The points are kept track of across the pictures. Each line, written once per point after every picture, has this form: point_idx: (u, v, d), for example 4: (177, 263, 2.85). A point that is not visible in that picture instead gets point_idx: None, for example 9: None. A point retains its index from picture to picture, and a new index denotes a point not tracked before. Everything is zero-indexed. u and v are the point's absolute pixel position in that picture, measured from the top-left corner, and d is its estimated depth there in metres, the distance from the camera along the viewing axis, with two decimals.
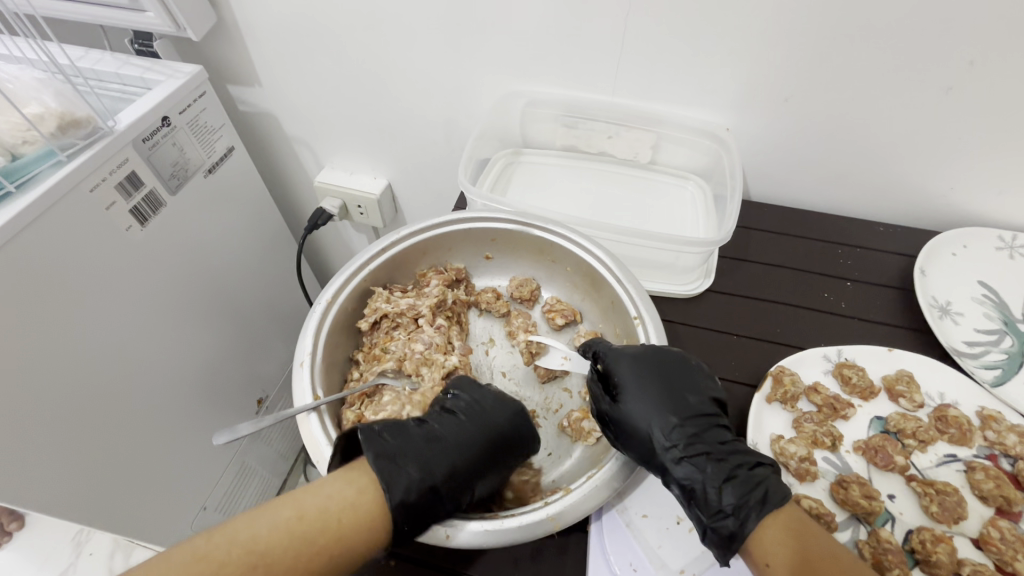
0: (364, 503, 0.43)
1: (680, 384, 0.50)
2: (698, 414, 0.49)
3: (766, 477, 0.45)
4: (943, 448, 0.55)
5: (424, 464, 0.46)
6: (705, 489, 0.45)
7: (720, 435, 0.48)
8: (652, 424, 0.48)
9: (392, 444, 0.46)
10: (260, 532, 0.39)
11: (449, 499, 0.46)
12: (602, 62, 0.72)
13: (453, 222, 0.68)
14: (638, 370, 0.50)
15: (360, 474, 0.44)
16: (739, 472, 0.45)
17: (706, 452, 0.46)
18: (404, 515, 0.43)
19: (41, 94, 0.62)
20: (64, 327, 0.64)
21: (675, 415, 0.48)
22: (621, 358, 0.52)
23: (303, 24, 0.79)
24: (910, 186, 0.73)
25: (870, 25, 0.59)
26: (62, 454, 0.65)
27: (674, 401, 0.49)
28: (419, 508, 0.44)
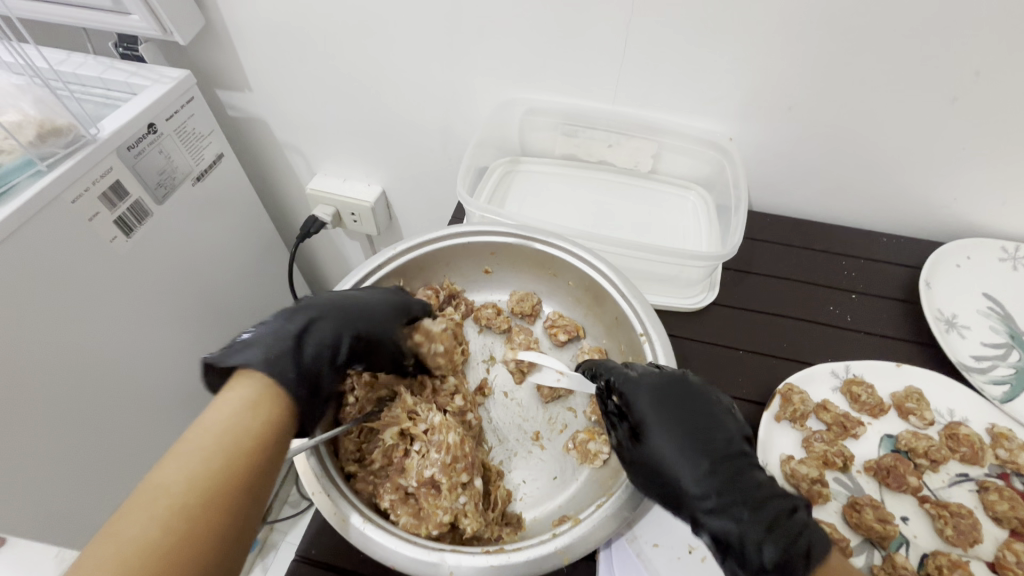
0: (244, 408, 0.41)
1: (703, 420, 0.47)
2: (728, 453, 0.46)
3: (808, 524, 0.41)
4: (954, 467, 0.54)
5: (276, 329, 0.48)
6: (741, 542, 0.41)
7: (755, 478, 0.45)
8: (678, 466, 0.45)
9: (235, 344, 0.46)
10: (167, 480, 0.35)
11: (320, 347, 0.49)
12: (603, 67, 0.70)
13: (451, 236, 0.66)
14: (659, 403, 0.48)
15: (234, 381, 0.43)
16: (778, 522, 0.41)
17: (741, 499, 0.43)
18: (282, 364, 0.45)
19: (19, 101, 0.60)
20: (43, 346, 0.61)
21: (703, 455, 0.45)
22: (640, 391, 0.49)
23: (293, 28, 0.76)
24: (913, 196, 0.72)
25: (876, 35, 0.58)
26: (39, 476, 0.62)
27: (699, 440, 0.46)
28: (298, 359, 0.46)
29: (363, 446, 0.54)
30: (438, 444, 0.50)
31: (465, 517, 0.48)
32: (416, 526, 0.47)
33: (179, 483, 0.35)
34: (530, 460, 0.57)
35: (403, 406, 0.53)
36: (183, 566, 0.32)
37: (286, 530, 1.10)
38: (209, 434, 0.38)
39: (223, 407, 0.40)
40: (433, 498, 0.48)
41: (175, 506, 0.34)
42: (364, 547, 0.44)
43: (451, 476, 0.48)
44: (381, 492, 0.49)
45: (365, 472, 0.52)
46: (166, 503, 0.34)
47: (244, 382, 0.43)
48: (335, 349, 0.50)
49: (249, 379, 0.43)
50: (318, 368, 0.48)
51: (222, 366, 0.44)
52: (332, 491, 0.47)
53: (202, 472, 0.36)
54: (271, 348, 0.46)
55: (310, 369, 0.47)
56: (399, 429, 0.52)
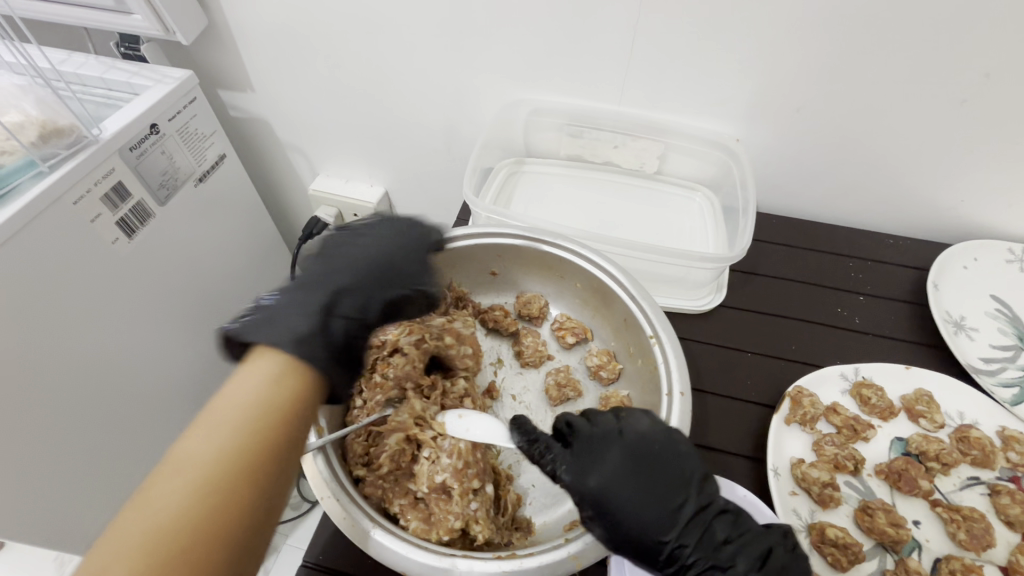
0: (271, 381, 0.40)
1: (662, 486, 0.43)
2: (694, 514, 0.43)
3: (783, 564, 0.41)
4: (965, 471, 0.54)
5: (298, 299, 0.46)
6: None
7: (722, 529, 0.43)
8: (652, 542, 0.42)
9: (260, 314, 0.45)
10: (203, 449, 0.36)
11: (345, 315, 0.47)
12: (609, 69, 0.70)
13: (458, 237, 0.66)
14: (613, 485, 0.43)
15: (253, 359, 0.42)
16: (754, 574, 0.41)
17: (716, 561, 0.41)
18: (306, 336, 0.43)
19: (21, 102, 0.60)
20: (45, 349, 0.60)
21: (670, 526, 0.42)
22: (591, 476, 0.43)
23: (297, 28, 0.76)
24: (920, 197, 0.72)
25: (884, 36, 0.57)
26: (40, 481, 0.61)
27: (665, 509, 0.42)
28: (325, 328, 0.45)
29: (371, 449, 0.52)
30: (449, 449, 0.49)
31: (475, 524, 0.48)
32: (426, 531, 0.47)
33: (207, 452, 0.36)
34: (540, 464, 0.57)
35: (412, 411, 0.53)
36: (210, 530, 0.34)
37: (288, 533, 1.10)
38: (238, 405, 0.38)
39: (253, 379, 0.40)
40: (444, 503, 0.48)
41: (210, 474, 0.35)
42: (375, 553, 0.43)
43: (463, 482, 0.48)
44: (390, 497, 0.49)
45: (373, 476, 0.51)
46: (195, 470, 0.35)
47: (259, 365, 0.41)
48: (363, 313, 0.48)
49: (265, 358, 0.42)
50: (350, 332, 0.47)
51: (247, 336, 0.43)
52: (341, 496, 0.46)
53: (230, 441, 0.37)
54: (297, 318, 0.44)
55: (344, 335, 0.46)
56: (405, 434, 0.52)
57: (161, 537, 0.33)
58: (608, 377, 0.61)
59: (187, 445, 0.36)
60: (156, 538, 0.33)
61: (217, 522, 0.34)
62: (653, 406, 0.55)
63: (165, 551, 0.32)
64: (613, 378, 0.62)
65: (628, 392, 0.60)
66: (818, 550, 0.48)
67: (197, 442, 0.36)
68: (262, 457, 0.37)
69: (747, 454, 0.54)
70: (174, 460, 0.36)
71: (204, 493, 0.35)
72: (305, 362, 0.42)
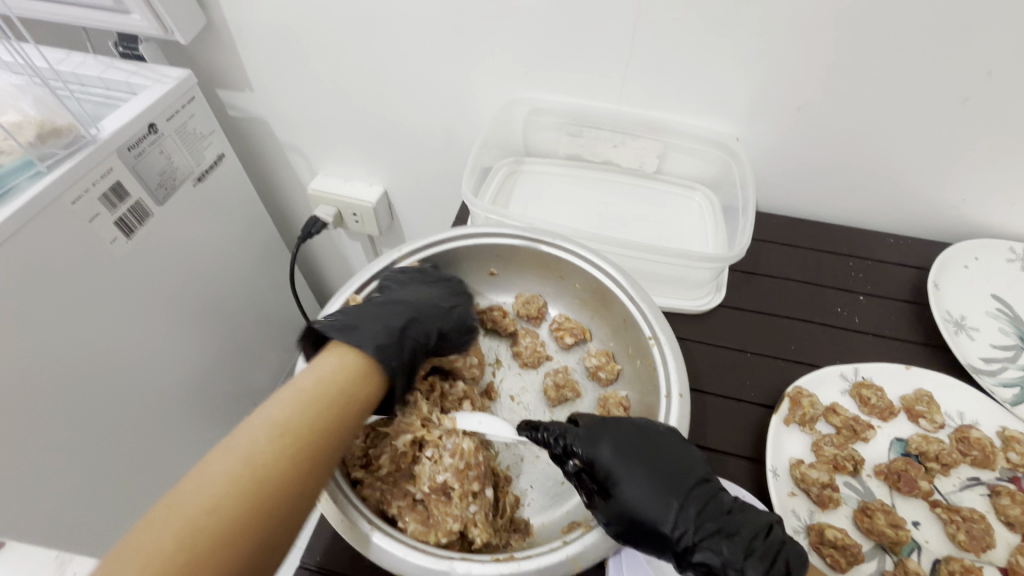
0: (344, 369, 0.47)
1: (666, 455, 0.45)
2: (695, 484, 0.44)
3: (784, 539, 0.41)
4: (966, 471, 0.54)
5: (383, 316, 0.53)
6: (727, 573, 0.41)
7: (723, 502, 0.43)
8: (655, 510, 0.43)
9: (346, 318, 0.51)
10: (275, 420, 0.41)
11: (415, 340, 0.53)
12: (609, 68, 0.70)
13: (457, 237, 0.65)
14: (624, 454, 0.45)
15: (332, 350, 0.49)
16: (755, 544, 0.41)
17: (718, 528, 0.42)
18: (387, 354, 0.50)
19: (20, 101, 0.59)
20: (43, 349, 0.60)
21: (674, 495, 0.43)
22: (600, 443, 0.47)
23: (296, 27, 0.76)
24: (920, 196, 0.72)
25: (885, 34, 0.57)
26: (41, 481, 0.61)
27: (668, 477, 0.44)
28: (399, 351, 0.51)
29: (369, 451, 0.53)
30: (451, 449, 0.50)
31: (475, 524, 0.47)
32: (424, 533, 0.47)
33: (289, 415, 0.42)
34: (538, 465, 0.56)
35: (419, 414, 0.53)
36: (268, 489, 0.38)
37: None
38: (317, 383, 0.45)
39: (323, 365, 0.46)
40: (443, 504, 0.48)
41: (280, 442, 0.40)
42: (373, 554, 0.43)
43: (463, 483, 0.48)
44: (388, 499, 0.49)
45: (372, 478, 0.51)
46: (277, 430, 0.41)
47: (341, 354, 0.48)
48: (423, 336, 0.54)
49: (348, 353, 0.48)
50: (412, 354, 0.53)
51: (333, 334, 0.49)
52: (338, 497, 0.46)
53: (310, 410, 0.43)
54: (374, 334, 0.50)
55: (409, 356, 0.52)
56: (413, 438, 0.51)
57: (245, 479, 0.37)
58: (606, 378, 0.61)
59: (271, 409, 0.42)
60: (240, 478, 0.37)
61: (293, 475, 0.39)
62: (651, 407, 0.55)
63: (247, 491, 0.37)
64: (612, 379, 0.61)
65: (627, 393, 0.60)
66: (817, 551, 0.48)
67: (278, 408, 0.42)
68: (333, 430, 0.43)
69: (747, 455, 0.54)
70: (259, 419, 0.41)
71: (284, 448, 0.40)
72: (379, 369, 0.49)
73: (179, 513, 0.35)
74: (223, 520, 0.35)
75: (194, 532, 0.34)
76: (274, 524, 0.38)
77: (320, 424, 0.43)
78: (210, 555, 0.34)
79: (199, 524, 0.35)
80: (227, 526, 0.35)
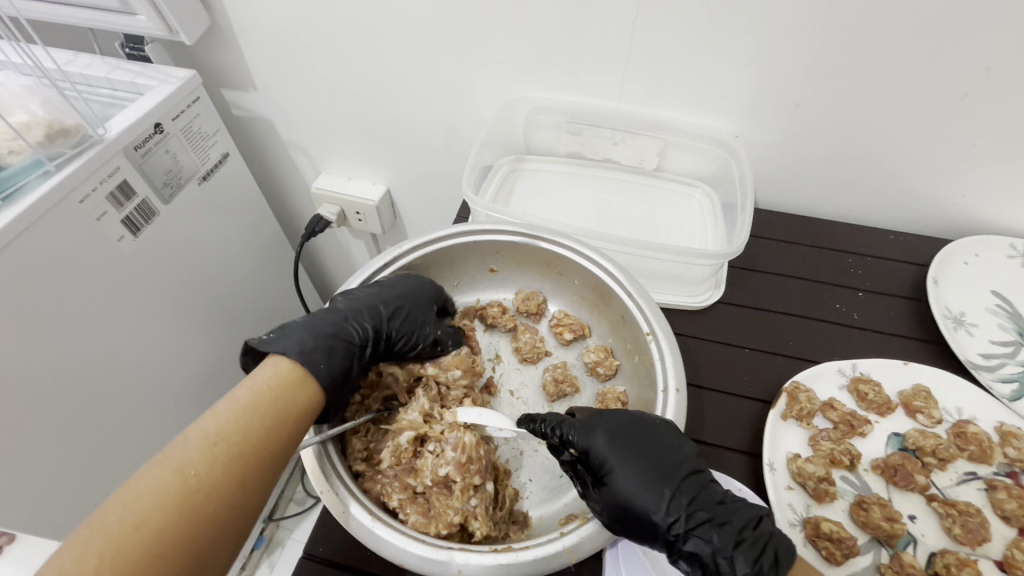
0: (280, 375, 0.48)
1: (658, 447, 0.45)
2: (688, 475, 0.45)
3: (773, 532, 0.42)
4: (963, 466, 0.54)
5: (313, 323, 0.53)
6: (716, 561, 0.41)
7: (715, 493, 0.44)
8: (646, 500, 0.44)
9: (277, 331, 0.52)
10: (207, 430, 0.43)
11: (349, 344, 0.53)
12: (609, 66, 0.70)
13: (457, 234, 0.66)
14: (617, 445, 0.46)
15: (268, 361, 0.50)
16: (745, 535, 0.42)
17: (709, 519, 0.42)
18: (314, 359, 0.50)
19: (28, 102, 0.60)
20: (52, 345, 0.61)
21: (666, 485, 0.44)
22: (595, 434, 0.47)
23: (299, 27, 0.76)
24: (920, 193, 0.72)
25: (884, 31, 0.57)
26: (47, 473, 0.63)
27: (660, 468, 0.45)
28: (330, 358, 0.51)
29: (370, 446, 0.54)
30: (454, 443, 0.50)
31: (474, 517, 0.48)
32: (425, 524, 0.48)
33: (223, 426, 0.44)
34: (537, 459, 0.57)
35: (420, 409, 0.54)
36: (194, 496, 0.40)
37: (292, 528, 1.11)
38: (252, 392, 0.46)
39: (256, 376, 0.48)
40: (444, 497, 0.49)
41: (209, 450, 0.42)
42: (373, 545, 0.44)
43: (465, 477, 0.49)
44: (389, 492, 0.50)
45: (373, 471, 0.52)
46: (208, 442, 0.42)
47: (277, 362, 0.49)
48: (355, 340, 0.54)
49: (283, 362, 0.49)
50: (346, 360, 0.53)
51: (262, 351, 0.50)
52: (340, 490, 0.47)
53: (244, 420, 0.44)
54: (302, 341, 0.51)
55: (342, 362, 0.52)
56: (416, 434, 0.52)
57: (174, 492, 0.39)
58: (604, 373, 0.62)
59: (203, 422, 0.44)
60: (171, 490, 0.39)
61: (226, 484, 0.41)
62: (648, 401, 0.56)
63: (179, 503, 0.39)
64: (610, 374, 0.62)
65: (625, 388, 0.61)
66: (813, 543, 0.48)
67: (210, 421, 0.44)
68: (268, 438, 0.45)
69: (744, 450, 0.54)
70: (191, 433, 0.43)
71: (216, 459, 0.42)
72: (312, 377, 0.49)
73: (108, 526, 0.37)
74: (151, 532, 0.37)
75: (122, 544, 0.36)
76: (204, 533, 0.40)
77: (255, 433, 0.44)
78: (138, 565, 0.36)
79: (126, 537, 0.37)
80: (156, 537, 0.37)
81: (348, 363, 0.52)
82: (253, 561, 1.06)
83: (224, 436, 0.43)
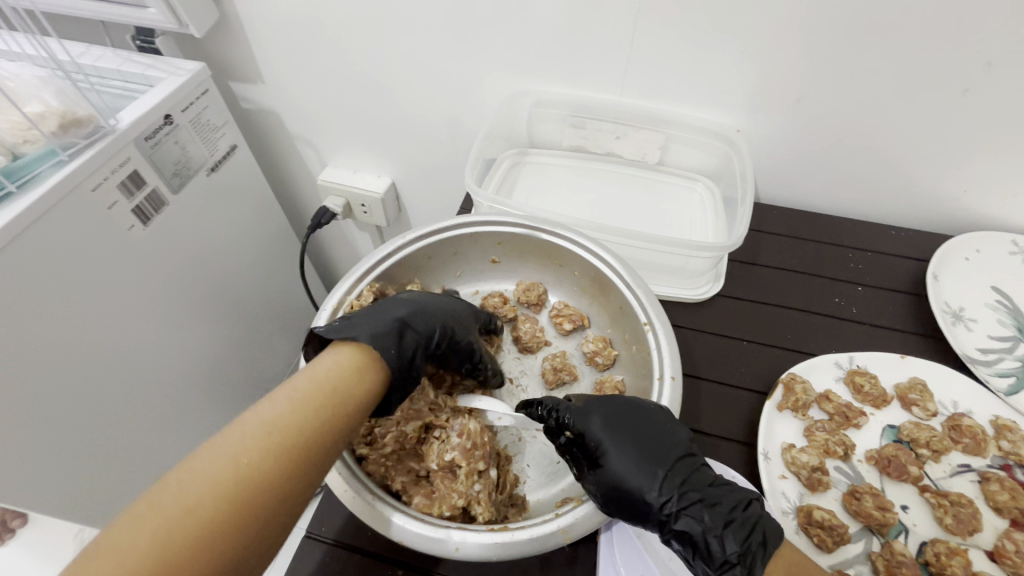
0: (345, 366, 0.48)
1: (656, 432, 0.46)
2: (681, 457, 0.46)
3: (762, 515, 0.43)
4: (957, 458, 0.55)
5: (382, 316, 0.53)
6: (706, 540, 0.42)
7: (706, 476, 0.45)
8: (641, 481, 0.44)
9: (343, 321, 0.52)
10: (267, 416, 0.43)
11: (416, 337, 0.54)
12: (612, 59, 0.70)
13: (459, 225, 0.67)
14: (616, 428, 0.47)
15: (331, 349, 0.49)
16: (735, 515, 0.42)
17: (700, 499, 0.43)
18: (385, 343, 0.51)
19: (41, 93, 0.62)
20: (65, 331, 0.63)
21: (659, 466, 0.45)
22: (592, 417, 0.48)
23: (306, 20, 0.77)
24: (921, 188, 0.72)
25: (885, 26, 0.58)
26: (53, 454, 0.64)
27: (655, 451, 0.46)
28: (399, 348, 0.52)
29: (374, 430, 0.54)
30: (458, 430, 0.52)
31: (480, 501, 0.49)
32: (429, 506, 0.48)
33: (279, 414, 0.43)
34: (535, 444, 0.58)
35: (425, 399, 0.55)
36: (248, 486, 0.39)
37: None
38: (310, 383, 0.45)
39: (316, 367, 0.47)
40: (449, 481, 0.50)
41: (270, 438, 0.41)
42: (374, 524, 0.45)
43: (470, 463, 0.50)
44: (393, 475, 0.51)
45: (377, 455, 0.52)
46: (267, 427, 0.42)
47: (341, 353, 0.49)
48: (430, 341, 0.55)
49: (352, 350, 0.49)
50: (413, 348, 0.53)
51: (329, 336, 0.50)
52: (342, 468, 0.48)
53: (297, 411, 0.43)
54: (372, 327, 0.51)
55: (407, 350, 0.52)
56: (423, 424, 0.54)
57: (233, 475, 0.39)
58: (603, 363, 0.62)
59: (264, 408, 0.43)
60: (223, 475, 0.38)
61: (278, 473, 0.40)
62: (646, 390, 0.57)
63: (229, 490, 0.38)
64: (608, 364, 0.63)
65: (623, 378, 0.62)
66: (805, 531, 0.49)
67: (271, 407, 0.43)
68: (323, 425, 0.44)
69: (740, 440, 0.55)
70: (251, 418, 0.42)
71: (274, 444, 0.41)
72: (381, 362, 0.50)
73: (162, 507, 0.36)
74: (204, 511, 0.37)
75: (173, 528, 0.36)
76: (251, 523, 0.38)
77: (310, 417, 0.44)
78: (183, 552, 0.35)
79: (180, 519, 0.36)
80: (204, 524, 0.36)
81: (413, 354, 0.53)
82: None
83: (285, 423, 0.42)
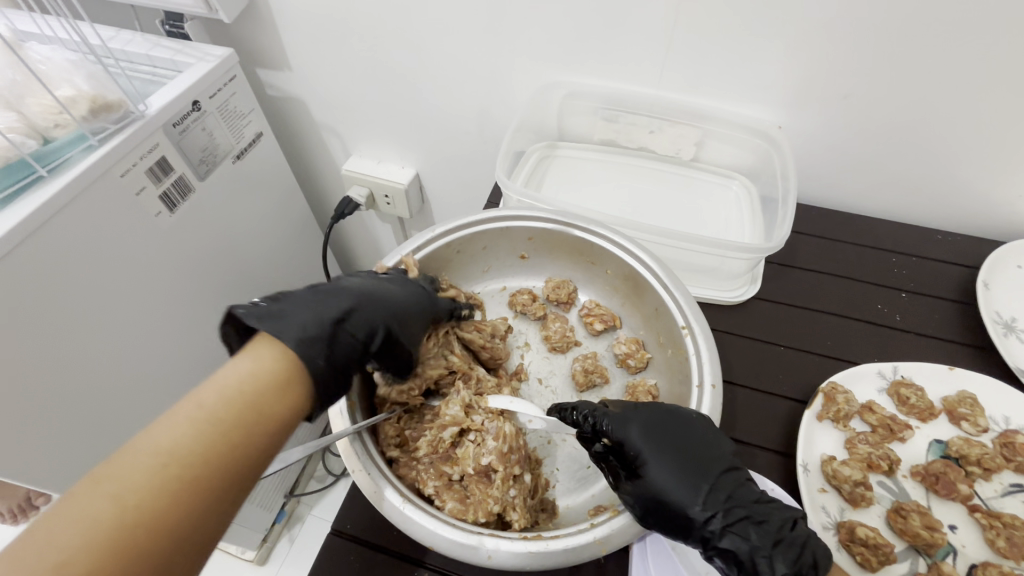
0: (264, 372, 0.40)
1: (697, 444, 0.45)
2: (725, 472, 0.44)
3: (810, 535, 0.41)
4: (1009, 477, 0.52)
5: (313, 307, 0.46)
6: (753, 561, 0.40)
7: (751, 492, 0.43)
8: (684, 496, 0.43)
9: (270, 305, 0.44)
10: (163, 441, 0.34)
11: (353, 338, 0.47)
12: (649, 50, 0.68)
13: (490, 218, 0.65)
14: (654, 439, 0.45)
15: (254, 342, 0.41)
16: (782, 535, 0.41)
17: (747, 516, 0.42)
18: (311, 352, 0.42)
19: (73, 77, 0.60)
20: (89, 319, 0.63)
21: (702, 482, 0.43)
22: (631, 427, 0.46)
23: (334, 6, 0.76)
24: (973, 190, 0.68)
25: (945, 20, 0.54)
26: (76, 438, 0.64)
27: (696, 465, 0.44)
28: (328, 350, 0.44)
29: (403, 432, 0.53)
30: (494, 433, 0.50)
31: (513, 506, 0.48)
32: (462, 511, 0.47)
33: (180, 440, 0.34)
34: (565, 448, 0.57)
35: (461, 403, 0.52)
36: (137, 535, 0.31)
37: (312, 504, 1.14)
38: (223, 395, 0.37)
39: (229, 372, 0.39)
40: (484, 486, 0.48)
41: (170, 470, 0.33)
42: (405, 526, 0.44)
43: (506, 467, 0.49)
44: (424, 479, 0.49)
45: (407, 457, 0.51)
46: (169, 455, 0.34)
47: (260, 352, 0.41)
48: (368, 344, 0.48)
49: (271, 351, 0.41)
50: (349, 352, 0.46)
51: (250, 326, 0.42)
52: (374, 471, 0.47)
53: (205, 435, 0.35)
54: (299, 326, 0.43)
55: (341, 357, 0.45)
56: (459, 429, 0.51)
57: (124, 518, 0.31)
58: (635, 366, 0.61)
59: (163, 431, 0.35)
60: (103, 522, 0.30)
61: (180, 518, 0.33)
62: (682, 395, 0.55)
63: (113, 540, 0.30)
64: (641, 367, 0.61)
65: (656, 381, 0.60)
66: (846, 548, 0.47)
67: (171, 431, 0.35)
68: (241, 447, 0.36)
69: (777, 450, 0.53)
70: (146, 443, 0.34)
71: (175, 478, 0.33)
72: (302, 368, 0.41)
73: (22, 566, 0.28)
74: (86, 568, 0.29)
75: None
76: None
77: (224, 440, 0.36)
78: None
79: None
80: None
81: (344, 359, 0.45)
82: (274, 533, 1.09)
83: (187, 450, 0.34)
